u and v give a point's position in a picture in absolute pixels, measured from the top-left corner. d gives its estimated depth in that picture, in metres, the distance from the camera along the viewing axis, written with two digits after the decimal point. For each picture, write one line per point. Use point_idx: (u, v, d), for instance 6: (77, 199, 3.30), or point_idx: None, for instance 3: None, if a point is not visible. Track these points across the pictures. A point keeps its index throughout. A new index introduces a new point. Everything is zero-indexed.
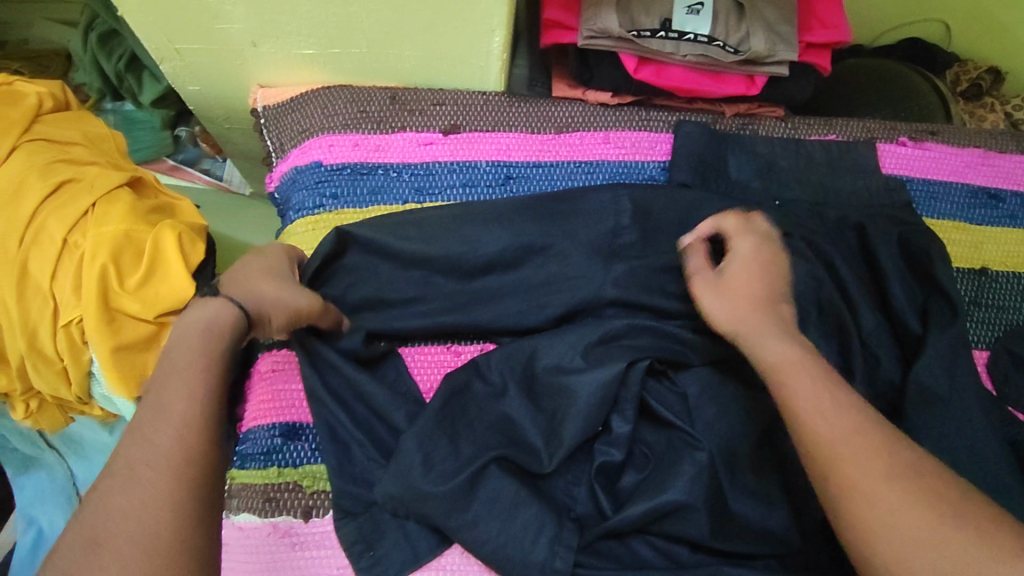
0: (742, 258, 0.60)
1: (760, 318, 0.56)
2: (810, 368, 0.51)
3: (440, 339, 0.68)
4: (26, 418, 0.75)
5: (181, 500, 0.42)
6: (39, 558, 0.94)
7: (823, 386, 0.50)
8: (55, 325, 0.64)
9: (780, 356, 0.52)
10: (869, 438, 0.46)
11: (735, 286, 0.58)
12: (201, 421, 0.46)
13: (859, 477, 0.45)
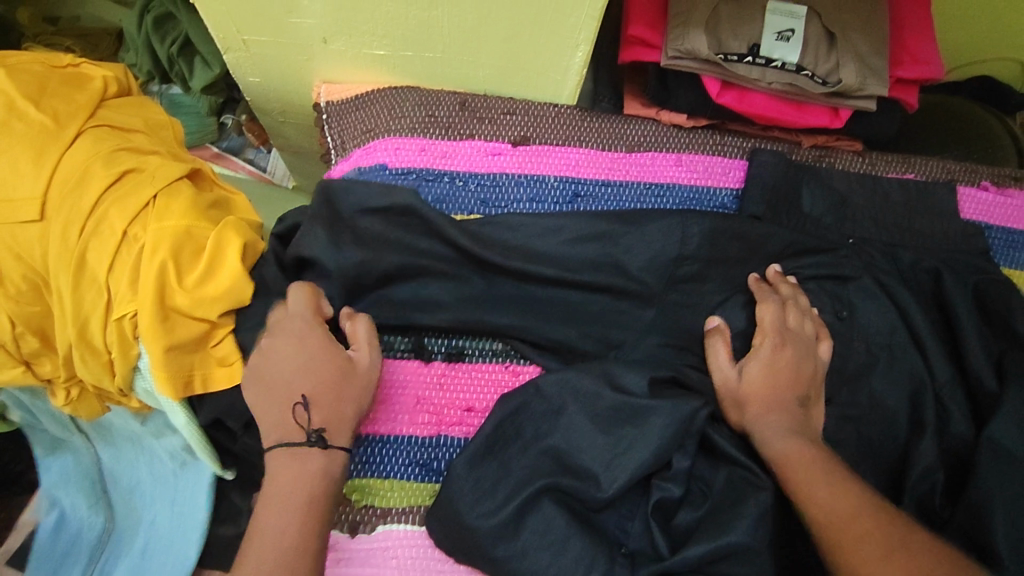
0: (764, 362, 0.61)
1: (779, 427, 0.58)
2: (805, 453, 0.55)
3: (498, 357, 0.64)
4: (64, 405, 0.73)
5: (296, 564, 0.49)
6: (61, 539, 0.97)
7: (821, 476, 0.53)
8: (107, 318, 0.61)
9: (789, 454, 0.55)
10: (869, 520, 0.49)
11: (756, 402, 0.60)
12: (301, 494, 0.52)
13: (858, 554, 0.47)
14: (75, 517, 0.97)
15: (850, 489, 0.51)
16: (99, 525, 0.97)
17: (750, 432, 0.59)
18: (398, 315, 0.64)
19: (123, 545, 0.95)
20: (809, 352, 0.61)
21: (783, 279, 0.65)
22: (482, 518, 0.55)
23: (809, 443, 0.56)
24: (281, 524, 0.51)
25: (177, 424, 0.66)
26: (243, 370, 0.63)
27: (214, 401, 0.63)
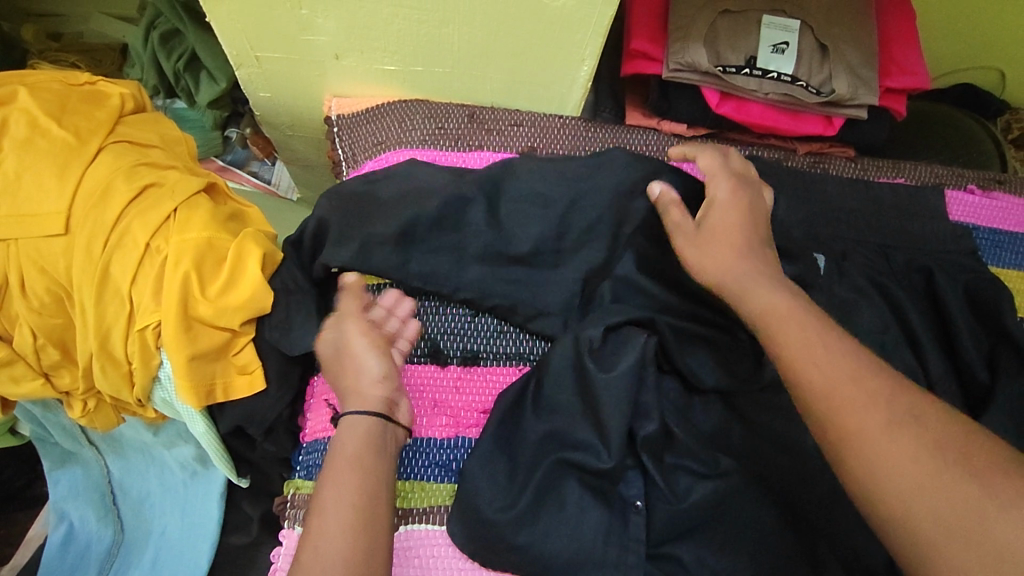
0: (720, 206, 0.60)
1: (745, 267, 0.55)
2: (761, 283, 0.53)
3: (510, 361, 0.67)
4: (81, 417, 0.74)
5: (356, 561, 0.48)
6: (69, 553, 0.97)
7: (812, 338, 0.48)
8: (129, 329, 0.63)
9: (763, 308, 0.52)
10: (872, 391, 0.44)
11: (713, 235, 0.58)
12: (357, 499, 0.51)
13: (867, 426, 0.43)
14: (84, 530, 0.97)
15: (846, 355, 0.47)
16: (109, 538, 0.97)
17: (722, 282, 0.56)
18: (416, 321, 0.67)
19: (133, 556, 0.96)
20: (756, 198, 0.62)
21: (726, 152, 0.66)
22: (502, 514, 0.57)
23: (781, 287, 0.53)
24: (330, 544, 0.49)
25: (197, 432, 0.68)
26: (263, 379, 0.64)
27: (235, 409, 0.65)
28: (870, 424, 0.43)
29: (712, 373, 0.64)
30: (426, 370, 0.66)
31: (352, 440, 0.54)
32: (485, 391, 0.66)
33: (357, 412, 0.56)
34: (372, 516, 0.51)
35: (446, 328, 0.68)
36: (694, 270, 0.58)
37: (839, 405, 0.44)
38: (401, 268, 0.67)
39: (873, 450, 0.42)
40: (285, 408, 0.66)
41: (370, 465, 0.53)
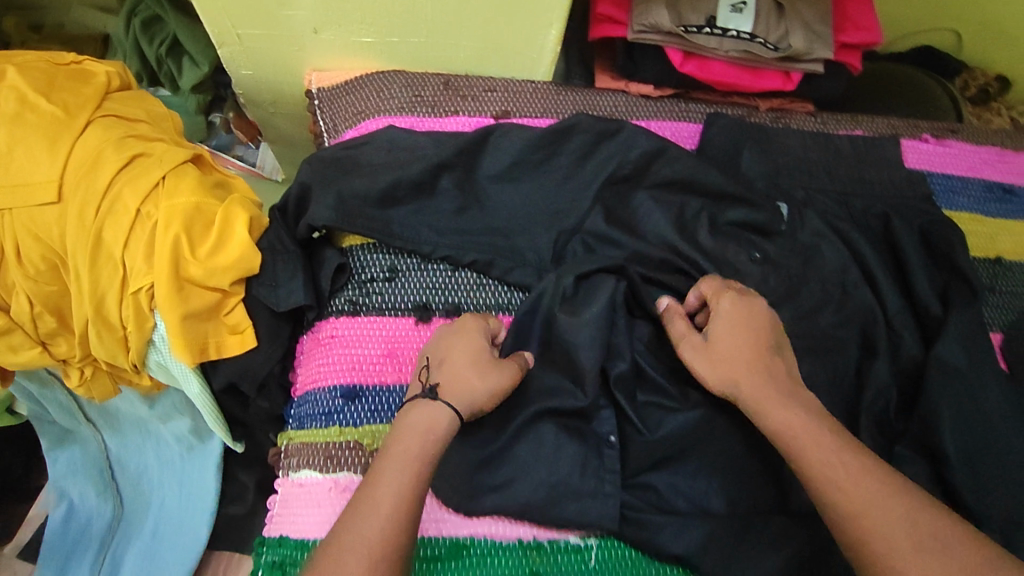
0: (722, 320, 0.61)
1: (753, 382, 0.57)
2: (771, 394, 0.56)
3: (491, 311, 0.69)
4: (78, 386, 0.77)
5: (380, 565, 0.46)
6: (71, 529, 1.00)
7: (829, 456, 0.51)
8: (123, 293, 0.65)
9: (775, 424, 0.55)
10: (895, 509, 0.48)
11: (721, 353, 0.59)
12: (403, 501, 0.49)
13: (884, 535, 0.47)
14: (85, 506, 1.00)
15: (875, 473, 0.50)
16: (109, 516, 1.00)
17: (737, 394, 0.58)
18: (399, 274, 0.70)
19: (132, 530, 0.99)
20: (758, 301, 0.62)
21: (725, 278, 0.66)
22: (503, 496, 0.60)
23: (792, 402, 0.56)
24: (374, 528, 0.48)
25: (192, 392, 0.71)
26: (254, 337, 0.67)
27: (228, 368, 0.68)
28: (896, 540, 0.47)
29: None
30: (405, 322, 0.68)
31: (413, 438, 0.53)
32: None
33: (451, 409, 0.54)
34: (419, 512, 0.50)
35: (428, 282, 0.70)
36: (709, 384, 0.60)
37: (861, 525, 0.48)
38: (384, 226, 0.69)
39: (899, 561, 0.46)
40: (275, 364, 0.69)
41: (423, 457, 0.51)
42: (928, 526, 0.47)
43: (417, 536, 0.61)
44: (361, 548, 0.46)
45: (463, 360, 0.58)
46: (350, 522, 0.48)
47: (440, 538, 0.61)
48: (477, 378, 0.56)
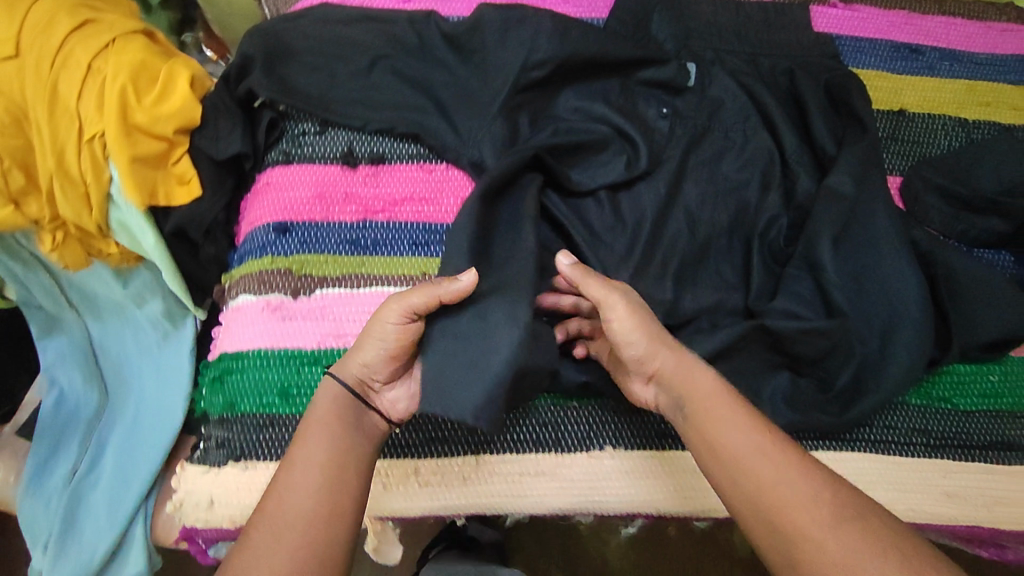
0: (670, 372, 0.57)
1: (735, 437, 0.53)
2: (720, 414, 0.54)
3: (414, 159, 0.74)
4: (52, 251, 0.84)
5: (319, 537, 0.51)
6: (60, 415, 1.07)
7: (747, 452, 0.52)
8: (79, 142, 0.72)
9: (722, 440, 0.53)
10: (802, 496, 0.49)
11: (688, 399, 0.56)
12: (332, 466, 0.54)
13: (814, 540, 0.48)
14: (72, 395, 1.07)
15: (774, 458, 0.51)
16: (95, 401, 1.07)
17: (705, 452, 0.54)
18: (331, 126, 0.75)
19: (117, 415, 1.07)
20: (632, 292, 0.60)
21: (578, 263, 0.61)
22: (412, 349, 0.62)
23: (716, 394, 0.55)
24: (297, 494, 0.52)
25: (148, 244, 0.77)
26: (200, 187, 0.74)
27: (177, 214, 0.74)
28: (808, 531, 0.48)
29: (582, 157, 0.74)
30: (334, 169, 0.73)
31: (330, 403, 0.57)
32: (393, 185, 0.73)
33: (333, 375, 0.58)
34: (342, 476, 0.54)
35: (356, 133, 0.74)
36: (682, 431, 0.56)
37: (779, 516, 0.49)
38: (313, 83, 0.74)
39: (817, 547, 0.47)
40: (220, 212, 0.77)
41: (345, 419, 0.56)
42: (840, 525, 0.48)
43: (340, 348, 0.67)
44: (289, 512, 0.51)
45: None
46: (277, 497, 0.52)
47: None
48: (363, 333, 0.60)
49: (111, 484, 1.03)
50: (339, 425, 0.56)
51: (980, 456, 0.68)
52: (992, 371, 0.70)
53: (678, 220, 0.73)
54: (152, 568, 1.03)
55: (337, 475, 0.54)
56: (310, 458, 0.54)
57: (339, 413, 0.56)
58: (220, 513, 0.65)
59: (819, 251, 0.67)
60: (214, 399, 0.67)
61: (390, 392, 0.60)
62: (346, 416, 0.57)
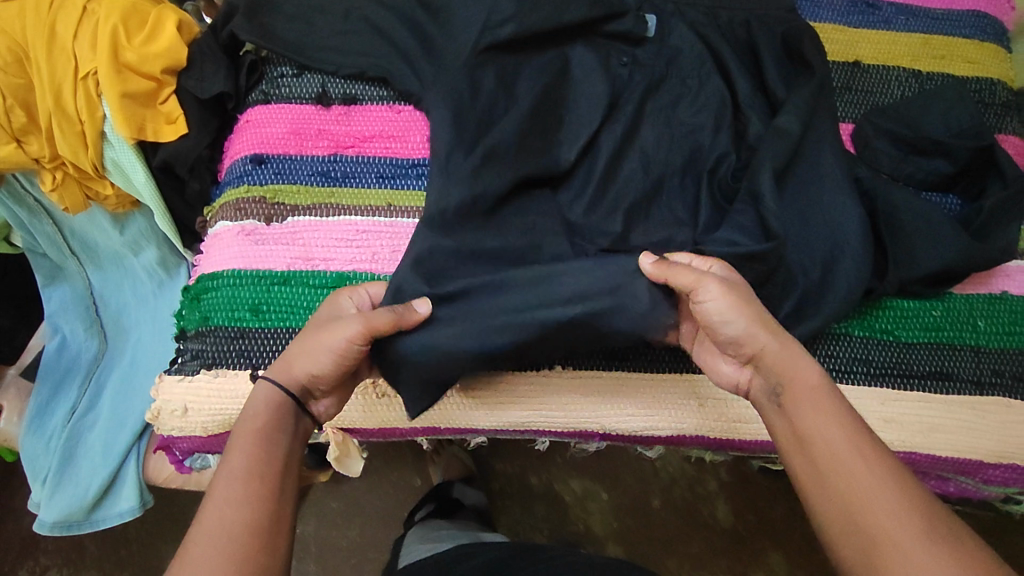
0: (775, 355, 0.57)
1: (826, 437, 0.52)
2: (829, 409, 0.54)
3: (384, 100, 0.79)
4: (51, 190, 0.89)
5: (243, 550, 0.49)
6: (63, 359, 1.12)
7: (845, 456, 0.51)
8: (75, 80, 0.78)
9: (824, 438, 0.52)
10: (889, 504, 0.48)
11: (799, 395, 0.55)
12: (257, 474, 0.53)
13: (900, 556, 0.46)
14: (74, 342, 1.11)
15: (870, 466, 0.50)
16: (95, 347, 1.11)
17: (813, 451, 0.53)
18: (307, 70, 0.79)
19: (115, 361, 1.11)
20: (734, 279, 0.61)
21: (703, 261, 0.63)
22: None
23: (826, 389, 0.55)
24: (220, 507, 0.51)
25: (137, 180, 0.82)
26: (185, 125, 0.80)
27: (165, 150, 0.80)
28: (900, 541, 0.47)
29: (544, 98, 0.77)
30: (310, 109, 0.78)
31: (259, 411, 0.57)
32: (364, 124, 0.78)
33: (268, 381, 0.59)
34: (266, 485, 0.53)
35: (331, 76, 0.79)
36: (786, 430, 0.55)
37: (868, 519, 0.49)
38: (291, 28, 0.79)
39: (902, 554, 0.47)
40: (204, 150, 0.82)
41: (272, 425, 0.57)
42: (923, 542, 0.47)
43: (308, 271, 0.71)
44: (212, 526, 0.50)
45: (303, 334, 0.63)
46: (208, 509, 0.51)
47: (327, 270, 0.72)
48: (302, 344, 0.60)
49: (107, 424, 1.07)
50: (263, 431, 0.56)
51: (917, 385, 0.70)
52: (933, 306, 0.73)
53: (633, 161, 0.76)
54: (144, 506, 1.07)
55: (263, 482, 0.53)
56: (232, 468, 0.53)
57: (265, 420, 0.56)
58: (193, 420, 0.69)
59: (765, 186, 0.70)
60: (191, 316, 0.71)
61: (324, 400, 0.63)
62: (270, 422, 0.56)
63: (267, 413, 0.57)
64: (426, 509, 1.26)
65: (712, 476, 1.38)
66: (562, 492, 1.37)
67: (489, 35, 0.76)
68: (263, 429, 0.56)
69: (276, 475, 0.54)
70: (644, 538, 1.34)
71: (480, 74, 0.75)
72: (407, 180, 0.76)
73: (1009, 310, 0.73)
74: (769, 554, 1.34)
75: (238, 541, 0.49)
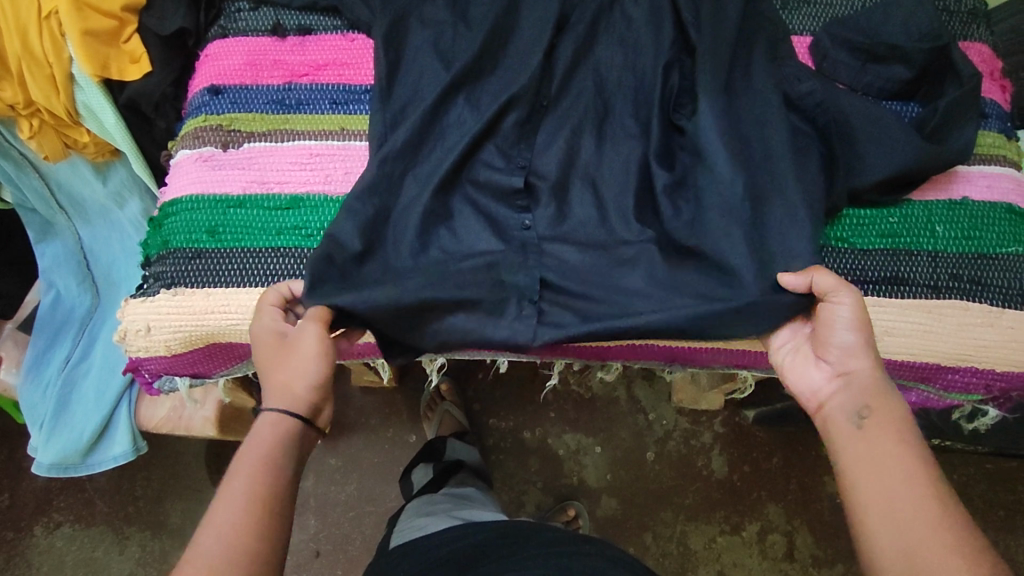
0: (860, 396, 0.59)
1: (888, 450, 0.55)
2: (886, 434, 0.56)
3: (338, 29, 0.79)
4: (31, 138, 0.92)
5: (253, 537, 0.53)
6: (58, 314, 1.13)
7: (899, 491, 0.52)
8: (40, 23, 0.80)
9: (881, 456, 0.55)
10: (910, 497, 0.52)
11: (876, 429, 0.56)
12: (265, 462, 0.57)
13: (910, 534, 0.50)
14: (69, 297, 1.13)
15: (922, 496, 0.51)
16: (88, 302, 1.13)
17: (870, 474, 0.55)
18: (263, 3, 0.80)
19: (107, 315, 1.13)
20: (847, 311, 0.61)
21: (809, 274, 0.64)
22: None
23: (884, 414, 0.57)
24: (233, 495, 0.54)
25: (108, 120, 0.85)
26: (149, 63, 0.82)
27: (130, 88, 0.82)
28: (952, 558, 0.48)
29: (490, 15, 0.75)
30: (266, 40, 0.79)
31: (265, 428, 0.60)
32: (317, 53, 0.79)
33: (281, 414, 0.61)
34: (267, 472, 0.57)
35: (286, 8, 0.80)
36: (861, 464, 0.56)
37: (906, 548, 0.50)
38: None
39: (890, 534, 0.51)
40: (168, 88, 0.84)
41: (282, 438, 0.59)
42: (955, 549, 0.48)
43: (262, 195, 0.73)
44: (222, 515, 0.53)
45: (287, 360, 0.63)
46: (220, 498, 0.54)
47: (281, 193, 0.73)
48: (316, 362, 0.62)
49: (100, 371, 1.10)
50: (270, 438, 0.59)
51: (872, 290, 0.69)
52: (889, 214, 0.72)
53: (584, 80, 0.75)
54: (138, 451, 1.10)
55: (271, 472, 0.57)
56: (244, 455, 0.57)
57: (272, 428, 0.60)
58: (156, 338, 0.72)
59: (712, 100, 0.70)
60: (153, 241, 0.74)
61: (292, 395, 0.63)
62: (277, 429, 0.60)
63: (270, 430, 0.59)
64: (423, 466, 1.20)
65: (705, 428, 1.36)
66: (555, 446, 1.35)
67: None
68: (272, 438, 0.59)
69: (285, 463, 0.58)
70: (640, 494, 1.33)
71: (429, 3, 0.76)
72: (360, 106, 0.77)
73: (969, 215, 0.71)
74: (765, 504, 1.32)
75: (246, 526, 0.53)
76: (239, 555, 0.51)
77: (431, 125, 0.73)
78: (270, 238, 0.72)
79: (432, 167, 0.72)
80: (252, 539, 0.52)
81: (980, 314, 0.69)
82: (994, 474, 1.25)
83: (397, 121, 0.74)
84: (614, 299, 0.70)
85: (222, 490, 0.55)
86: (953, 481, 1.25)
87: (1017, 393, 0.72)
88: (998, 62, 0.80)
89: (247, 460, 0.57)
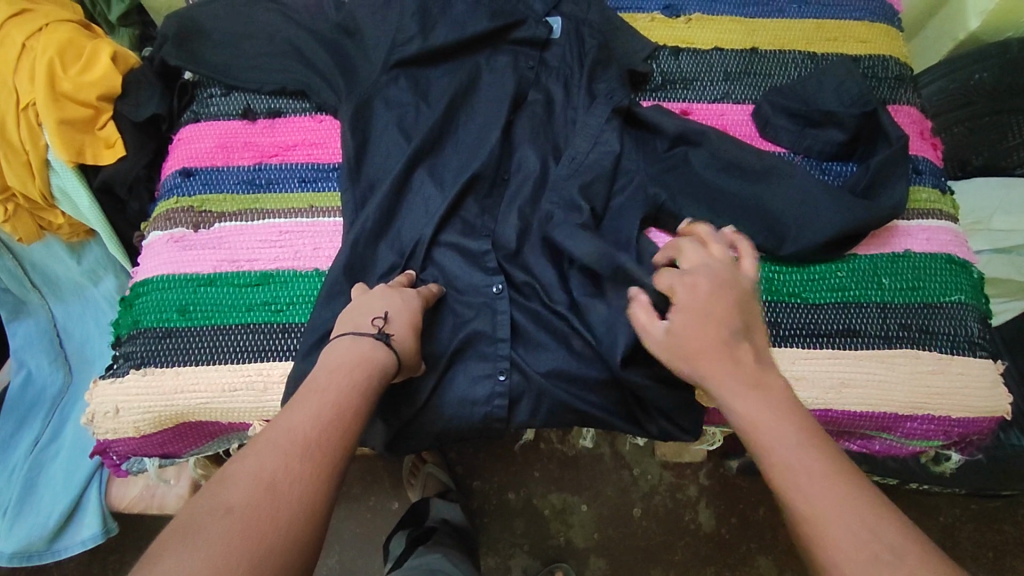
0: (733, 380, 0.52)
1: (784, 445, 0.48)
2: (775, 418, 0.50)
3: (306, 112, 0.83)
4: (5, 222, 0.92)
5: (306, 470, 0.48)
6: (27, 395, 1.12)
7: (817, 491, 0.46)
8: (17, 114, 0.83)
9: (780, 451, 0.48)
10: (828, 493, 0.46)
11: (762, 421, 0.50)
12: (337, 399, 0.53)
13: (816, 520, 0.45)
14: (40, 376, 1.12)
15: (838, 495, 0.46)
16: (60, 380, 1.13)
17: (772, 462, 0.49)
18: (233, 91, 0.84)
19: (78, 394, 1.12)
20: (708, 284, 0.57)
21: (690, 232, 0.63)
22: None
23: (769, 398, 0.51)
24: (301, 422, 0.51)
25: (82, 203, 0.86)
26: (123, 148, 0.85)
27: (104, 172, 0.85)
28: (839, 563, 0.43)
29: (450, 99, 0.79)
30: (236, 124, 0.82)
31: (349, 358, 0.56)
32: (286, 135, 0.82)
33: (386, 356, 0.58)
34: (339, 411, 0.53)
35: (255, 94, 0.84)
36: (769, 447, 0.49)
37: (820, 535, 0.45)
38: (213, 54, 0.83)
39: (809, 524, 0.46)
40: (142, 170, 0.87)
41: (364, 378, 0.55)
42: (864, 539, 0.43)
43: (232, 273, 0.75)
44: (286, 437, 0.49)
45: (405, 340, 0.61)
46: (289, 413, 0.52)
47: (250, 270, 0.75)
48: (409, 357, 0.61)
49: (69, 454, 1.07)
50: (351, 380, 0.55)
51: (826, 341, 0.72)
52: (838, 268, 0.75)
53: (544, 151, 0.78)
54: (107, 533, 1.05)
55: (344, 412, 0.53)
56: (319, 382, 0.54)
57: (356, 368, 0.56)
58: (125, 420, 0.72)
59: None
60: (123, 321, 0.74)
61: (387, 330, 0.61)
62: (357, 377, 0.55)
63: (352, 360, 0.56)
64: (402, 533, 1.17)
65: (691, 481, 1.35)
66: (540, 506, 1.33)
67: (397, 50, 0.79)
68: (351, 379, 0.55)
69: (359, 413, 0.54)
70: (628, 553, 1.30)
71: (391, 87, 0.80)
72: (328, 183, 0.80)
73: (913, 268, 0.75)
74: (755, 556, 1.30)
75: (301, 461, 0.48)
76: (285, 484, 0.47)
77: (397, 201, 0.76)
78: (240, 315, 0.73)
79: (397, 242, 0.75)
80: (303, 471, 0.48)
81: (931, 362, 0.71)
82: (980, 514, 1.25)
83: (363, 200, 0.77)
84: (581, 364, 0.71)
85: (297, 403, 0.53)
86: (941, 525, 1.24)
87: (976, 437, 0.74)
88: (928, 122, 0.85)
89: (322, 389, 0.54)
